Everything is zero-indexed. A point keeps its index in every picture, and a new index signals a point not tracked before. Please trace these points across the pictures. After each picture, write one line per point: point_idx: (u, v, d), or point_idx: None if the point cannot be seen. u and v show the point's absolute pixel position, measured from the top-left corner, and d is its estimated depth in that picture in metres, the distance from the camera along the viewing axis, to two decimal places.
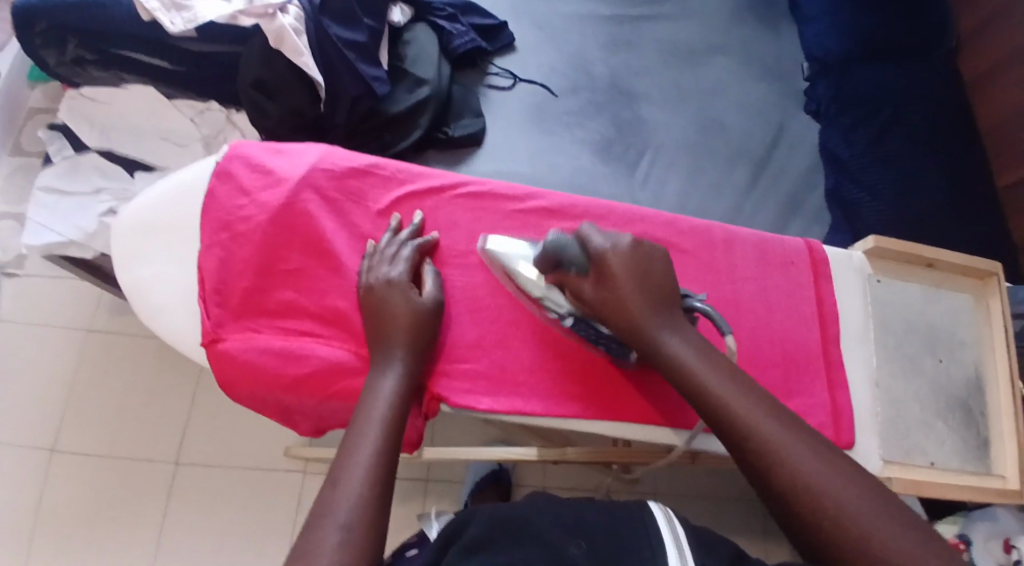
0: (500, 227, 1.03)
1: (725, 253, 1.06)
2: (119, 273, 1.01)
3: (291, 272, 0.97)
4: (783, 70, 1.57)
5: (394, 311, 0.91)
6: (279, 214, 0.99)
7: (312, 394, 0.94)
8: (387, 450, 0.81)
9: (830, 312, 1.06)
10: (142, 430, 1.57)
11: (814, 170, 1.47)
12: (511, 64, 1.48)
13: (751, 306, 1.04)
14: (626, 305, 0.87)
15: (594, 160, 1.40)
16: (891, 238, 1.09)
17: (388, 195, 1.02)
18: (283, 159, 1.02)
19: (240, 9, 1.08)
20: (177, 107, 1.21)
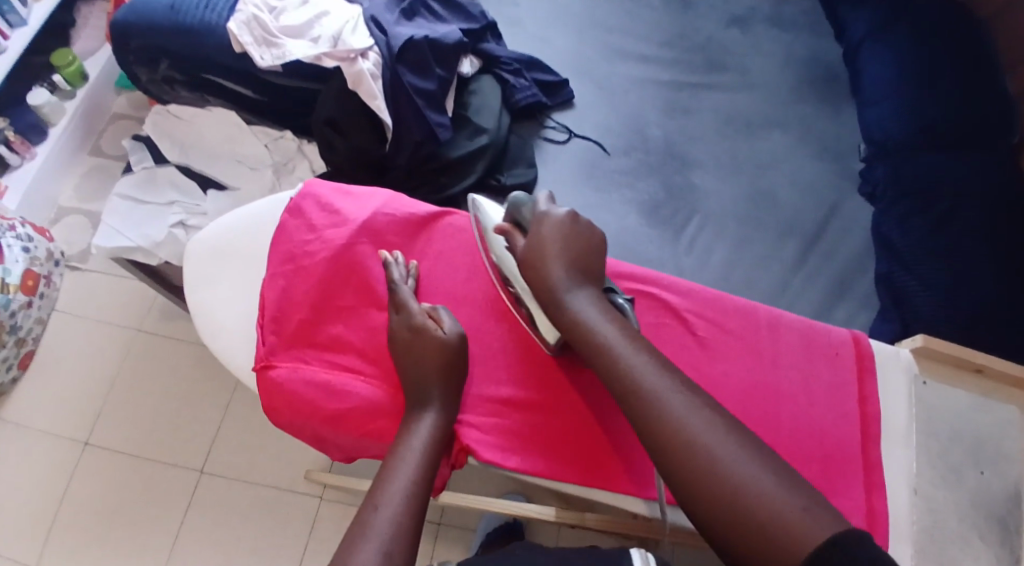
0: None
1: (769, 337, 1.08)
2: (185, 292, 1.06)
3: (344, 308, 1.01)
4: (840, 149, 1.57)
5: (427, 353, 0.93)
6: (341, 254, 1.03)
7: (347, 431, 0.96)
8: (419, 490, 0.85)
9: (874, 412, 1.05)
10: (173, 434, 1.62)
11: (866, 253, 1.45)
12: (569, 120, 1.53)
13: (790, 394, 1.05)
14: (550, 271, 0.93)
15: (642, 222, 1.43)
16: (939, 340, 1.09)
17: (444, 242, 1.06)
18: (351, 201, 1.06)
19: (325, 51, 1.15)
20: (252, 132, 1.28)
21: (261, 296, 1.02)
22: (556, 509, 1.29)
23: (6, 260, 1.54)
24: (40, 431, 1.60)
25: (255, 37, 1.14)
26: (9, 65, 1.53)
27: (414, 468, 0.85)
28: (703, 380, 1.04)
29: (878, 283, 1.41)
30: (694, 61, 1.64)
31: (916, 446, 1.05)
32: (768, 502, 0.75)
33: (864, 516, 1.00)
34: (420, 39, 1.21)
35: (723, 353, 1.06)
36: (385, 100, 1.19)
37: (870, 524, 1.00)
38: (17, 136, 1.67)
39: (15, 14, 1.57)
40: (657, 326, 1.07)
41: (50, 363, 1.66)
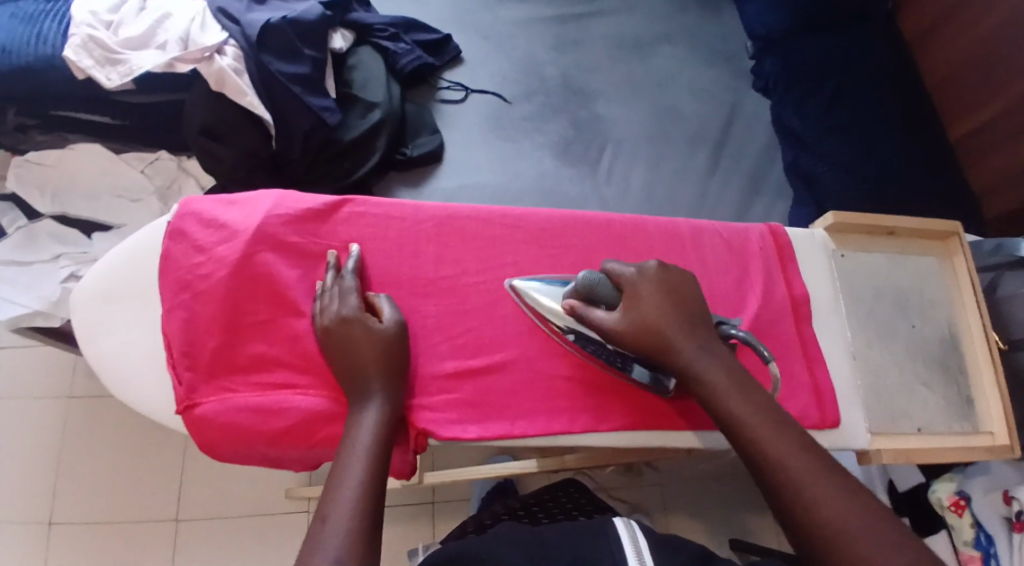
0: (468, 251, 1.02)
1: (694, 247, 1.06)
2: (83, 348, 0.98)
3: (259, 323, 0.95)
4: (729, 51, 1.58)
5: (362, 347, 0.89)
6: (239, 268, 0.96)
7: (297, 445, 0.92)
8: (369, 485, 0.81)
9: (801, 293, 1.06)
10: (137, 491, 1.55)
11: (772, 146, 1.48)
12: (462, 76, 1.48)
13: (725, 297, 1.04)
14: (654, 329, 0.87)
15: (556, 162, 1.41)
16: (850, 213, 1.10)
17: (349, 229, 1.00)
18: (236, 210, 0.99)
19: (175, 56, 1.06)
20: (125, 160, 1.19)
21: (165, 333, 0.96)
22: (538, 459, 1.30)
23: None
24: None
25: (95, 58, 1.05)
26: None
27: (363, 465, 0.82)
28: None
29: (787, 172, 1.43)
30: None
31: (845, 315, 1.08)
32: (821, 502, 0.76)
33: (811, 391, 1.01)
34: (279, 21, 1.14)
35: None
36: (259, 95, 1.13)
37: (819, 399, 1.00)
38: None
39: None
40: (583, 257, 1.04)
41: None
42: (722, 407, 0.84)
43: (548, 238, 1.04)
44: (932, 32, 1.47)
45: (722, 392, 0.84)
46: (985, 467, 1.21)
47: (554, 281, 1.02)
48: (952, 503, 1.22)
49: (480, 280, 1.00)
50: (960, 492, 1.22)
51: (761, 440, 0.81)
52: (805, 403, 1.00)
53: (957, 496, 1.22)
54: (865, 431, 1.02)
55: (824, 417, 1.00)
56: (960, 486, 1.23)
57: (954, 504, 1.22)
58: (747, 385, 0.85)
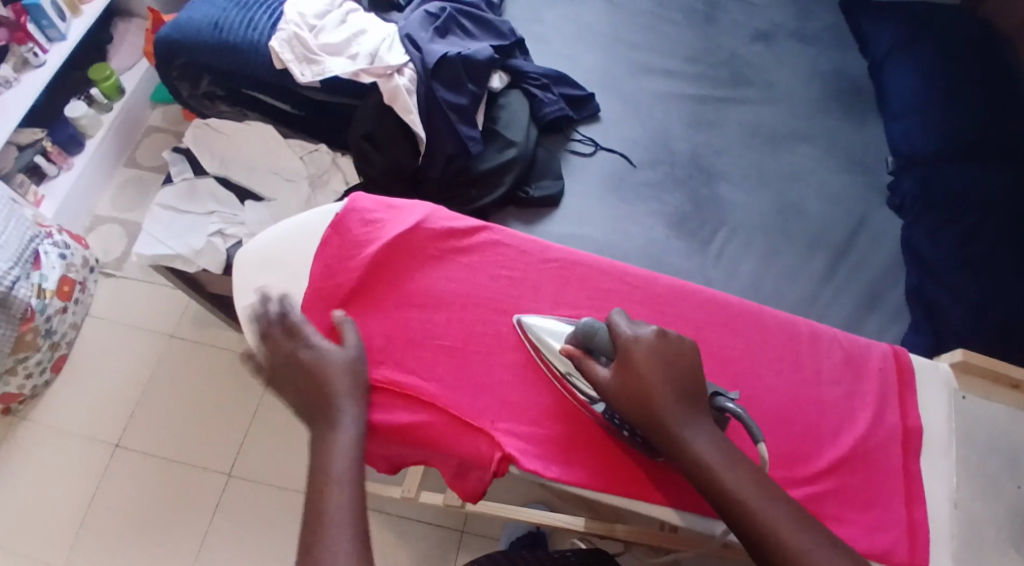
0: (587, 299, 1.10)
1: (811, 350, 1.10)
2: (238, 299, 1.08)
3: (389, 317, 1.06)
4: (867, 162, 1.57)
5: (323, 368, 0.97)
6: (383, 264, 1.09)
7: (393, 440, 1.00)
8: (357, 502, 0.89)
9: (915, 425, 1.07)
10: (204, 437, 1.67)
11: (896, 268, 1.45)
12: (594, 133, 1.55)
13: (833, 408, 1.07)
14: (648, 393, 0.92)
15: (668, 233, 1.45)
16: (978, 354, 1.10)
17: (485, 254, 1.12)
18: (393, 214, 1.12)
19: (363, 68, 1.17)
20: (289, 145, 1.31)
21: (307, 306, 1.06)
22: (586, 520, 1.31)
23: (44, 266, 1.63)
24: (76, 434, 1.68)
25: (296, 54, 1.18)
26: (38, 90, 1.69)
27: (347, 497, 0.88)
28: (743, 389, 1.06)
29: (909, 297, 1.41)
30: (719, 75, 1.66)
31: (955, 458, 1.06)
32: None
33: (906, 529, 1.02)
34: (454, 55, 1.23)
35: (763, 365, 1.08)
36: (421, 118, 1.22)
37: (912, 538, 1.01)
38: (54, 146, 1.81)
39: (36, 54, 1.70)
40: (699, 331, 1.09)
41: (82, 368, 1.75)
42: (721, 485, 0.88)
43: (666, 304, 1.10)
44: None
45: (717, 470, 0.89)
46: None
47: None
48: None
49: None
50: None
51: (762, 515, 0.86)
52: (894, 538, 1.01)
53: None
54: None
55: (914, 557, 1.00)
56: None
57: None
58: (733, 458, 0.90)
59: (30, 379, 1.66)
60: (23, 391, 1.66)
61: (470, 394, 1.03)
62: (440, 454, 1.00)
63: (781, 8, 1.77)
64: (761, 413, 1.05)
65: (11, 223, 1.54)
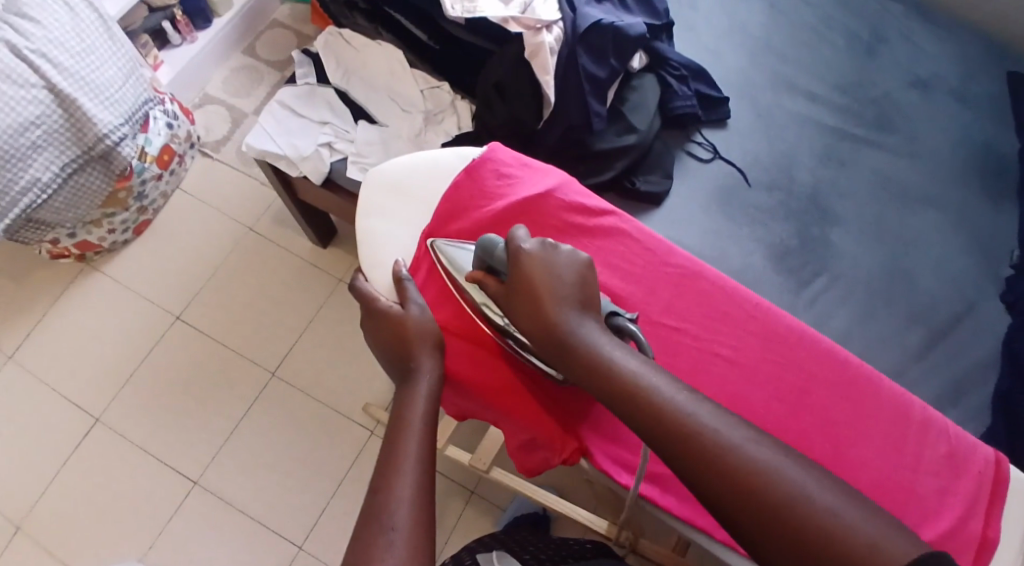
0: (699, 314, 1.07)
1: (918, 435, 1.02)
2: (359, 219, 1.13)
3: None
4: (994, 247, 1.45)
5: (404, 326, 1.01)
6: (505, 224, 1.09)
7: (473, 396, 1.04)
8: (428, 455, 0.89)
9: (995, 539, 0.98)
10: (255, 333, 1.70)
11: (992, 366, 1.34)
12: (717, 140, 1.49)
13: (919, 499, 0.99)
14: (540, 298, 0.93)
15: (766, 264, 1.39)
16: None
17: (611, 244, 1.10)
18: (527, 175, 1.13)
19: (513, 15, 1.15)
20: (413, 76, 1.29)
21: (421, 244, 1.10)
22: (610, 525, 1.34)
23: (150, 131, 1.66)
24: (141, 297, 1.73)
25: None
26: None
27: (418, 438, 0.90)
28: (832, 453, 1.01)
29: (994, 399, 1.31)
30: (864, 112, 1.56)
31: None
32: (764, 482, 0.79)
33: None
34: (607, 24, 1.16)
35: (861, 433, 1.02)
36: (555, 80, 1.17)
37: None
38: (183, 16, 1.83)
39: None
40: (806, 380, 1.04)
41: (161, 236, 1.79)
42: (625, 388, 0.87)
43: (779, 344, 1.06)
44: None
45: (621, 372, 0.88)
46: None
47: (765, 386, 1.03)
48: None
49: (697, 346, 1.05)
50: None
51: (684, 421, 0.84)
52: None
53: None
54: None
55: None
56: None
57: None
58: (632, 355, 0.90)
59: (112, 234, 1.71)
60: (102, 242, 1.72)
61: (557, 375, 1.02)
62: (510, 421, 1.03)
63: (950, 56, 1.64)
64: (845, 480, 1.00)
65: (129, 82, 1.56)
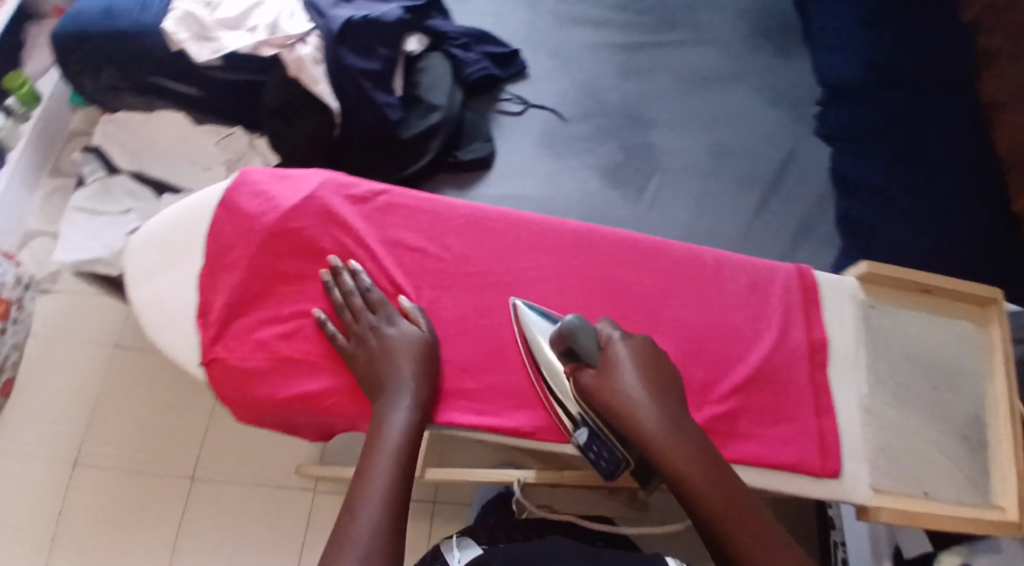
0: (491, 251, 1.10)
1: (715, 279, 1.12)
2: (130, 292, 1.08)
3: (293, 288, 1.07)
4: (795, 97, 1.58)
5: (371, 344, 1.00)
6: (278, 238, 1.08)
7: (306, 409, 1.02)
8: (398, 481, 0.88)
9: (818, 340, 1.09)
10: (161, 443, 1.61)
11: (826, 197, 1.46)
12: (523, 91, 1.53)
13: (736, 333, 1.09)
14: (637, 406, 0.90)
15: (602, 185, 1.44)
16: (883, 267, 1.10)
17: (393, 218, 1.11)
18: (286, 185, 1.11)
19: (262, 39, 1.13)
20: (203, 131, 1.27)
21: (200, 292, 1.07)
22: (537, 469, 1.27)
23: None
24: (25, 457, 1.59)
25: (191, 31, 1.14)
26: None
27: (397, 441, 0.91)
28: (651, 323, 1.08)
29: (839, 224, 1.42)
30: (646, 21, 1.64)
31: (863, 369, 1.09)
32: None
33: (815, 439, 1.04)
34: (360, 19, 1.17)
35: (668, 297, 1.10)
36: (331, 86, 1.16)
37: (821, 446, 1.04)
38: None
39: None
40: (604, 271, 1.10)
41: (25, 387, 1.64)
42: (711, 510, 0.87)
43: (575, 247, 1.11)
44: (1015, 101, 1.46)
45: (709, 497, 0.87)
46: (993, 546, 1.05)
47: (572, 291, 1.09)
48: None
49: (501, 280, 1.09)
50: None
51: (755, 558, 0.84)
52: (804, 447, 1.04)
53: None
54: (867, 486, 1.03)
55: (824, 465, 1.03)
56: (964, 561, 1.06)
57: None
58: (723, 475, 0.89)
59: None
60: None
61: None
62: (347, 419, 1.02)
63: None
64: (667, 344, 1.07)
65: None
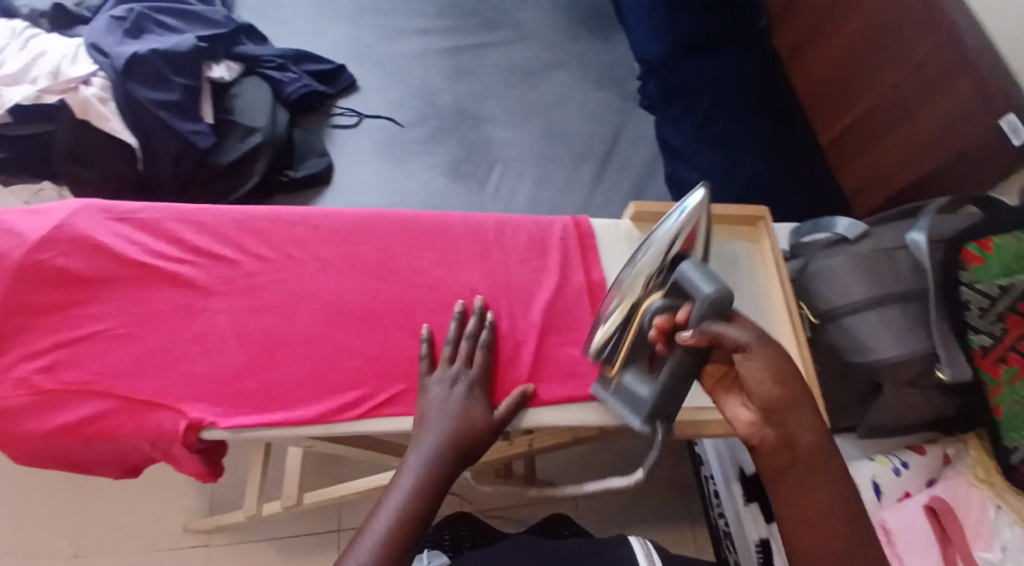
0: (255, 245, 0.94)
1: (499, 238, 0.99)
2: None
3: (53, 317, 0.88)
4: (616, 75, 1.66)
5: (427, 400, 0.84)
6: (28, 267, 0.89)
7: (77, 442, 0.82)
8: (386, 555, 0.72)
9: (598, 279, 0.98)
10: (37, 529, 1.41)
11: (655, 162, 1.54)
12: (355, 104, 1.51)
13: (524, 286, 0.96)
14: (768, 390, 0.70)
15: (446, 181, 1.45)
16: (649, 201, 1.00)
17: (140, 232, 0.93)
18: (36, 218, 0.92)
19: (42, 88, 1.11)
20: (10, 192, 1.25)
21: None
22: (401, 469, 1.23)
23: None
24: None
25: None
26: None
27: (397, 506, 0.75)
28: (436, 291, 0.93)
29: (669, 182, 1.50)
30: (470, 24, 1.67)
31: None
32: None
33: None
34: (147, 52, 1.17)
35: (452, 260, 0.96)
36: (125, 121, 1.16)
37: None
38: None
39: None
40: (387, 247, 0.96)
41: None
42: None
43: (345, 229, 0.96)
44: (813, 37, 1.52)
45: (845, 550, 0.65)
46: None
47: (349, 274, 0.93)
48: None
49: (270, 276, 0.92)
50: None
51: None
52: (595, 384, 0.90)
53: None
54: None
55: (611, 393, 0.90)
56: None
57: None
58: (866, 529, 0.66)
59: None
60: None
61: (148, 374, 0.85)
62: (130, 444, 0.82)
63: None
64: (453, 311, 0.93)
65: None
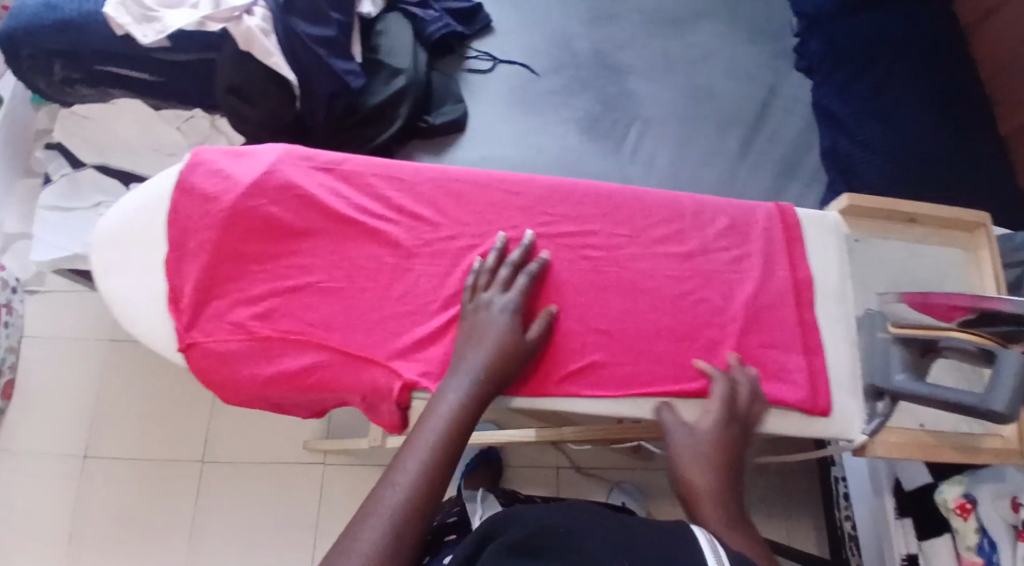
0: (456, 209, 0.97)
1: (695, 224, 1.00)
2: (99, 284, 0.97)
3: (265, 266, 0.95)
4: (770, 29, 1.54)
5: (471, 324, 0.89)
6: (236, 211, 0.95)
7: (291, 388, 0.91)
8: (430, 468, 0.77)
9: (803, 277, 0.98)
10: (168, 434, 1.47)
11: (808, 131, 1.43)
12: (490, 47, 1.45)
13: (720, 277, 0.97)
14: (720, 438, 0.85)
15: (581, 137, 1.38)
16: (866, 196, 1.01)
17: (342, 185, 0.98)
18: (242, 162, 0.98)
19: (206, 15, 1.07)
20: (163, 118, 1.22)
21: (171, 281, 0.95)
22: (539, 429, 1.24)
23: None
24: (33, 456, 1.45)
25: (133, 15, 1.08)
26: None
27: (441, 424, 0.80)
28: (636, 276, 0.96)
29: (824, 156, 1.38)
30: None
31: (848, 300, 0.98)
32: None
33: (803, 372, 0.94)
34: None
35: (650, 245, 0.98)
36: (284, 56, 1.13)
37: (810, 384, 0.93)
38: None
39: None
40: (582, 223, 0.99)
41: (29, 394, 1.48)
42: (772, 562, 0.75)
43: (546, 201, 0.99)
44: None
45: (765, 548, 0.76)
46: (1000, 473, 1.02)
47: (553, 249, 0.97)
48: (958, 507, 1.03)
49: (471, 241, 0.96)
50: (965, 494, 1.03)
51: None
52: (791, 386, 0.93)
53: (963, 499, 1.03)
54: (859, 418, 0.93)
55: (814, 402, 0.92)
56: (966, 487, 1.03)
57: (960, 508, 1.03)
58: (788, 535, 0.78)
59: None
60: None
61: (356, 330, 0.92)
62: (341, 395, 0.91)
63: None
64: (651, 298, 0.96)
65: None
